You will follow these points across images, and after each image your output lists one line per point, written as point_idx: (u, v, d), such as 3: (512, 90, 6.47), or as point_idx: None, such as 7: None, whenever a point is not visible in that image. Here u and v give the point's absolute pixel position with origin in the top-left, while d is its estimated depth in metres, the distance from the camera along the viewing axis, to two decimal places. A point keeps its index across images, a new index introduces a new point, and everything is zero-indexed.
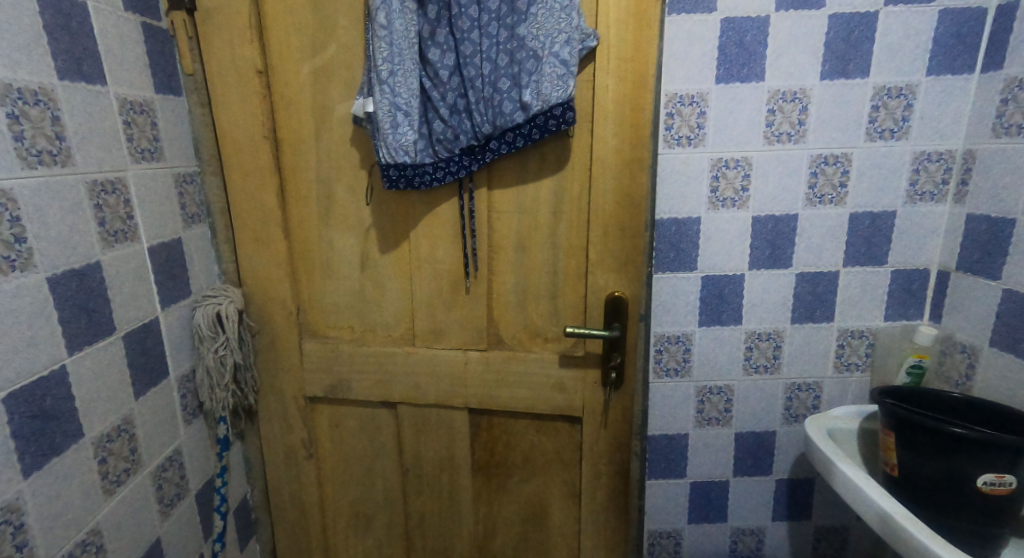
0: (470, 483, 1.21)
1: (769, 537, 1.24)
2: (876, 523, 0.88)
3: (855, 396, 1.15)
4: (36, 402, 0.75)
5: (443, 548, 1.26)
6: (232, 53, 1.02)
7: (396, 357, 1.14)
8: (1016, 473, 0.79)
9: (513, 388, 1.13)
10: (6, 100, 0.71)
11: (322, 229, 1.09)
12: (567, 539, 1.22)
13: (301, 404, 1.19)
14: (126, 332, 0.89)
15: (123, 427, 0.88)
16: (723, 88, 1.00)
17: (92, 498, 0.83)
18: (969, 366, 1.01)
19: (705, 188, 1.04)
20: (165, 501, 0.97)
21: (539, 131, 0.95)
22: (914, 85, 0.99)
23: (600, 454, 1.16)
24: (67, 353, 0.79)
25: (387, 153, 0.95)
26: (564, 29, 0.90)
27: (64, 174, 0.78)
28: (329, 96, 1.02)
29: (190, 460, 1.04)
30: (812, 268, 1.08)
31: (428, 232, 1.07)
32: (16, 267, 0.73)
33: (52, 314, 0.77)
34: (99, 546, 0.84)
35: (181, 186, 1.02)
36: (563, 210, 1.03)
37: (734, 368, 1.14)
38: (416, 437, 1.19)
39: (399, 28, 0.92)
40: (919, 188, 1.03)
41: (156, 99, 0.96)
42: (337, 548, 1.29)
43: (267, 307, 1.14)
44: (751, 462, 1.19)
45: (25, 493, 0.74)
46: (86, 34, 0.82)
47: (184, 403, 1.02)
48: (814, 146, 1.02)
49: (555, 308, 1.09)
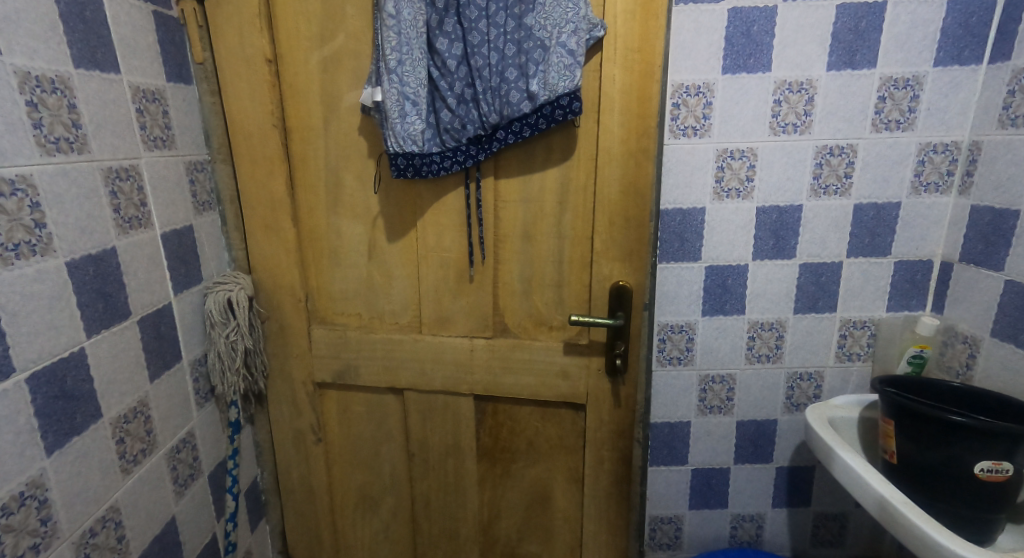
0: (475, 467, 1.23)
1: (768, 524, 1.26)
2: (873, 507, 0.90)
3: (856, 386, 1.16)
4: (57, 383, 0.77)
5: (448, 531, 1.28)
6: (242, 41, 1.03)
7: (403, 344, 1.16)
8: (1013, 461, 0.81)
9: (520, 375, 1.15)
10: (24, 88, 0.72)
11: (329, 217, 1.11)
12: (569, 523, 1.25)
13: (310, 390, 1.22)
14: (140, 316, 0.91)
15: (139, 409, 0.91)
16: (729, 78, 1.00)
17: (111, 476, 0.86)
18: (970, 356, 1.02)
19: (710, 177, 1.05)
20: (179, 482, 1.00)
21: (545, 121, 0.96)
22: (921, 76, 0.99)
23: (603, 440, 1.17)
24: (86, 336, 0.81)
25: (395, 142, 0.96)
26: (572, 19, 0.90)
27: (80, 161, 0.80)
28: (337, 84, 1.03)
29: (202, 442, 1.06)
30: (815, 259, 1.09)
31: (435, 221, 1.08)
32: (37, 252, 0.75)
33: (72, 298, 0.79)
34: (118, 522, 0.87)
35: (193, 174, 1.04)
36: (569, 199, 1.04)
37: (736, 357, 1.15)
38: (422, 422, 1.22)
39: (407, 17, 0.92)
40: (925, 179, 1.03)
41: (168, 88, 0.98)
42: (345, 531, 1.32)
43: (276, 295, 1.16)
44: (752, 450, 1.21)
45: (48, 470, 0.76)
46: (100, 23, 0.84)
47: (196, 387, 1.05)
48: (820, 137, 1.02)
49: (561, 296, 1.10)
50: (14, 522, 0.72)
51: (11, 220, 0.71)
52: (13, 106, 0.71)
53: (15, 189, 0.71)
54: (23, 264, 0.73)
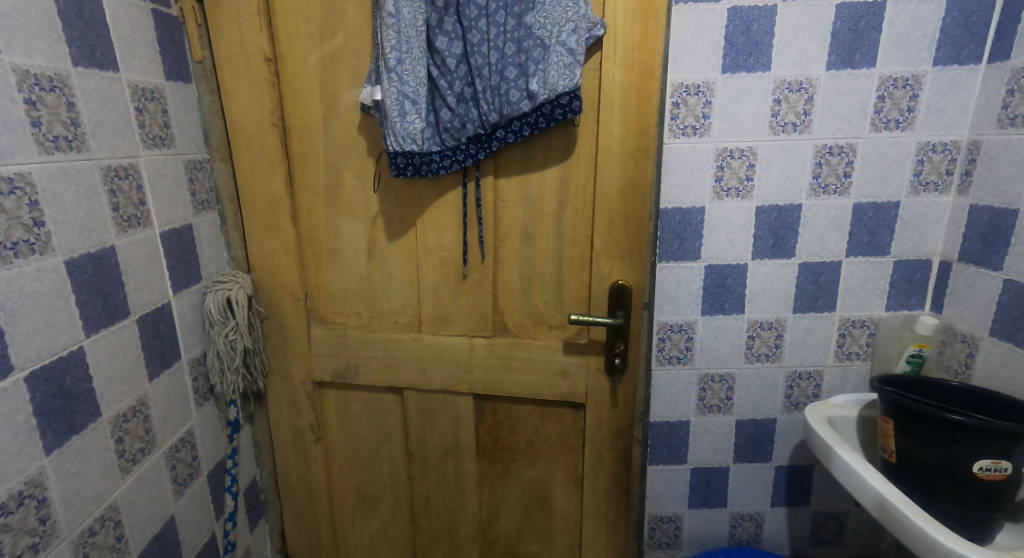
0: (474, 466, 1.23)
1: (767, 523, 1.26)
2: (872, 506, 0.90)
3: (855, 385, 1.16)
4: (56, 382, 0.77)
5: (448, 530, 1.28)
6: (241, 40, 1.02)
7: (403, 343, 1.16)
8: (1012, 460, 0.81)
9: (520, 374, 1.15)
10: (22, 86, 0.72)
11: (329, 216, 1.11)
12: (569, 522, 1.25)
13: (309, 389, 1.22)
14: (139, 316, 0.91)
15: (138, 408, 0.91)
16: (729, 77, 1.00)
17: (109, 475, 0.86)
18: (969, 355, 1.02)
19: (710, 176, 1.05)
20: (179, 481, 1.00)
21: (545, 120, 0.96)
22: (920, 76, 0.99)
23: (603, 439, 1.17)
24: (84, 335, 0.81)
25: (395, 141, 0.96)
26: (571, 18, 0.90)
27: (79, 159, 0.80)
28: (337, 83, 1.03)
29: (201, 441, 1.06)
30: (814, 258, 1.09)
31: (435, 220, 1.08)
32: (35, 251, 0.74)
33: (70, 297, 0.79)
34: (117, 522, 0.87)
35: (192, 173, 1.04)
36: (569, 198, 1.04)
37: (736, 356, 1.15)
38: (422, 421, 1.21)
39: (406, 16, 0.92)
40: (924, 179, 1.03)
41: (167, 87, 0.98)
42: (345, 530, 1.32)
43: (276, 294, 1.16)
44: (751, 449, 1.21)
45: (47, 469, 0.76)
46: (99, 21, 0.83)
47: (196, 386, 1.05)
48: (820, 136, 1.02)
49: (561, 295, 1.10)
50: (13, 521, 0.72)
51: (10, 218, 0.71)
52: (11, 104, 0.71)
53: (13, 188, 0.71)
54: (22, 263, 0.73)
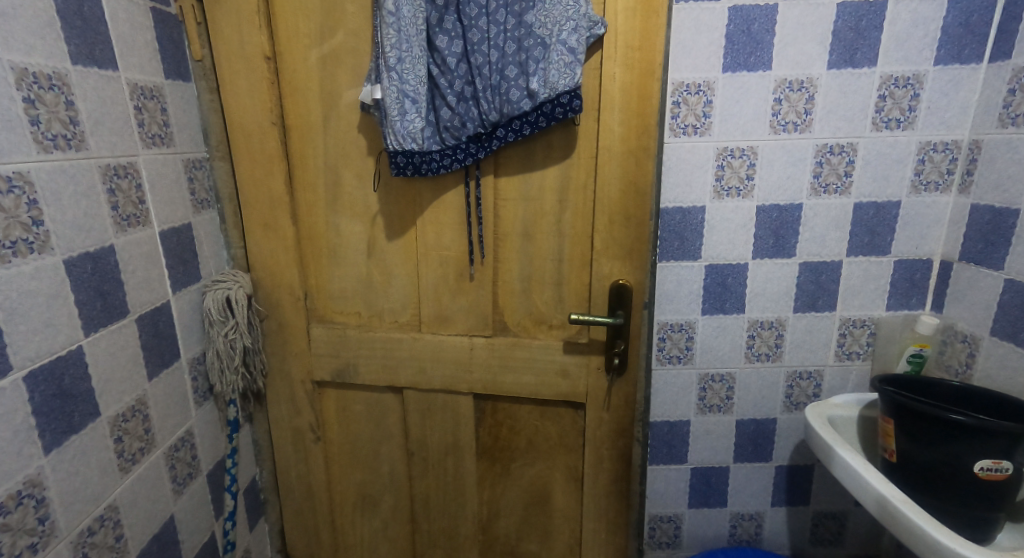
0: (474, 466, 1.23)
1: (767, 522, 1.26)
2: (872, 506, 0.90)
3: (855, 385, 1.16)
4: (55, 381, 0.77)
5: (447, 530, 1.28)
6: (241, 38, 1.02)
7: (403, 342, 1.16)
8: (1013, 460, 0.81)
9: (520, 374, 1.15)
10: (22, 85, 0.72)
11: (329, 215, 1.10)
12: (569, 522, 1.24)
13: (309, 388, 1.21)
14: (139, 315, 0.91)
15: (137, 407, 0.91)
16: (730, 76, 1.00)
17: (109, 475, 0.85)
18: (969, 355, 1.02)
19: (711, 176, 1.05)
20: (178, 480, 1.00)
21: (545, 119, 0.96)
22: (921, 75, 0.99)
23: (603, 439, 1.17)
24: (84, 335, 0.81)
25: (395, 140, 0.96)
26: (572, 17, 0.90)
27: (78, 158, 0.80)
28: (336, 82, 1.03)
29: (200, 440, 1.06)
30: (815, 258, 1.09)
31: (435, 219, 1.08)
32: (34, 250, 0.74)
33: (69, 296, 0.79)
34: (116, 521, 0.87)
35: (191, 171, 1.04)
36: (569, 197, 1.04)
37: (736, 355, 1.15)
38: (422, 421, 1.21)
39: (406, 15, 0.92)
40: (924, 178, 1.03)
41: (166, 85, 0.97)
42: (344, 530, 1.32)
43: (276, 294, 1.16)
44: (751, 449, 1.21)
45: (46, 469, 0.76)
46: (98, 20, 0.83)
47: (195, 386, 1.05)
48: (820, 135, 1.02)
49: (561, 295, 1.10)
50: (11, 521, 0.72)
51: (9, 217, 0.71)
52: (10, 102, 0.70)
53: (11, 186, 0.71)
54: (20, 262, 0.72)
